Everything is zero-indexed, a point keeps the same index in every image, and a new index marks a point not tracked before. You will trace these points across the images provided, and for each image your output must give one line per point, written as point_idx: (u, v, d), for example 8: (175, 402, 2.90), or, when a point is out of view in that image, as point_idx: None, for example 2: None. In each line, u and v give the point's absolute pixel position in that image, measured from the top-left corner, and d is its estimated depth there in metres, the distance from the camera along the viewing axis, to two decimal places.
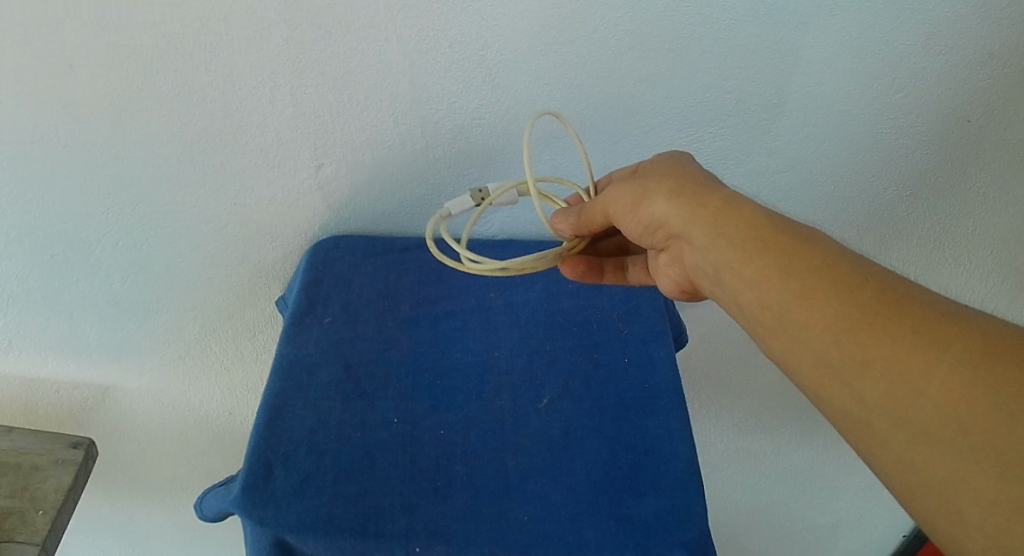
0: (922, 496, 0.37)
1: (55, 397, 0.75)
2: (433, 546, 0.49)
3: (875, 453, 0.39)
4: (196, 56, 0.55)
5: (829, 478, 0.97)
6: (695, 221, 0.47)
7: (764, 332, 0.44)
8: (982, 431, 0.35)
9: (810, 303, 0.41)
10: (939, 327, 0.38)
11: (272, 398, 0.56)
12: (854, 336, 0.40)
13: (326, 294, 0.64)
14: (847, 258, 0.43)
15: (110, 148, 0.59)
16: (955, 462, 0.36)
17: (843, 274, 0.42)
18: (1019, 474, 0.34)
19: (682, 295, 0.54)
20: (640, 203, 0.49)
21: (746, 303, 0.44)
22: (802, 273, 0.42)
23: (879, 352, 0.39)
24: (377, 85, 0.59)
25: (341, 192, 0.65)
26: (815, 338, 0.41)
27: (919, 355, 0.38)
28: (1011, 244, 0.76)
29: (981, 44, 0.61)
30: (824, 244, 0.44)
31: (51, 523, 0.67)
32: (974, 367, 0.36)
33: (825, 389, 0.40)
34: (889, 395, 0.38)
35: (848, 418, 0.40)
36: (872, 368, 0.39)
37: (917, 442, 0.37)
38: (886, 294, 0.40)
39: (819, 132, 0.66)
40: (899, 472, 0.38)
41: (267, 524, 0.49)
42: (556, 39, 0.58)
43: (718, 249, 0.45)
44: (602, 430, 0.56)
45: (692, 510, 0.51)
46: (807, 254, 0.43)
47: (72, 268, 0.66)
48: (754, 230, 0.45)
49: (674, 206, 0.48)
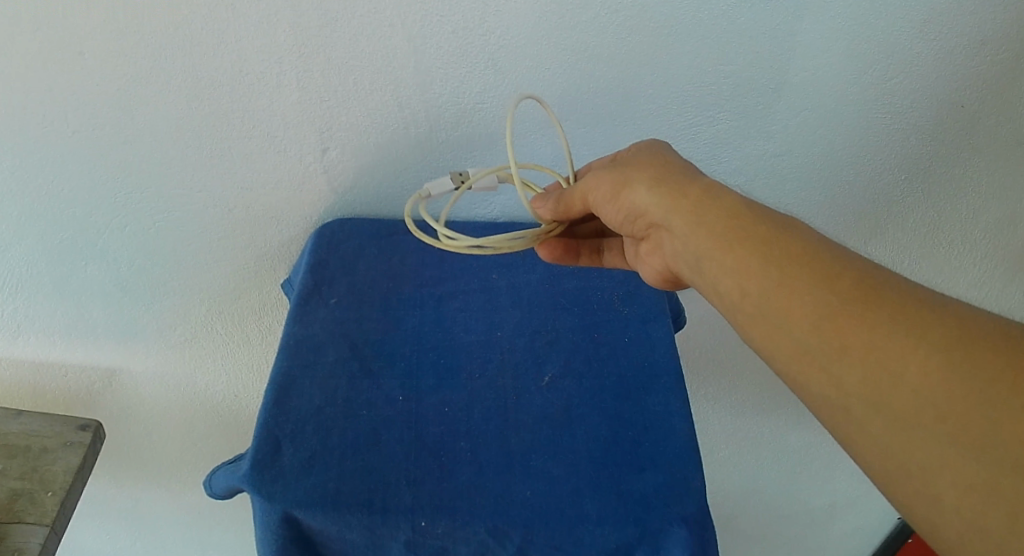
0: (898, 481, 0.37)
1: (63, 381, 0.77)
2: (438, 519, 0.50)
3: (854, 440, 0.39)
4: (204, 42, 0.56)
5: (825, 459, 0.98)
6: (676, 209, 0.48)
7: (744, 320, 0.45)
8: (958, 417, 0.36)
9: (788, 288, 0.43)
10: (914, 313, 0.39)
11: (279, 376, 0.57)
12: (831, 322, 0.40)
13: (331, 275, 0.65)
14: (825, 246, 0.44)
15: (119, 133, 0.60)
16: (934, 446, 0.36)
17: (821, 262, 0.43)
18: (997, 458, 0.34)
19: (664, 285, 0.55)
20: (621, 190, 0.51)
21: (726, 290, 0.45)
22: (781, 262, 0.44)
23: (855, 336, 0.40)
24: (382, 70, 0.60)
25: (345, 175, 0.66)
26: (793, 324, 0.42)
27: (894, 338, 0.39)
28: (1005, 228, 0.77)
29: (974, 31, 0.62)
30: (803, 233, 0.45)
31: (61, 503, 0.68)
32: (950, 352, 0.37)
33: (800, 374, 0.41)
34: (867, 382, 0.39)
35: (827, 405, 0.40)
36: (848, 353, 0.40)
37: (895, 428, 0.37)
38: (863, 280, 0.41)
39: (814, 117, 0.67)
40: (877, 457, 0.38)
41: (275, 499, 0.50)
42: (557, 25, 0.59)
43: (699, 236, 0.47)
44: (604, 407, 0.57)
45: (691, 485, 0.52)
46: (786, 243, 0.44)
47: (81, 251, 0.67)
48: (734, 218, 0.46)
49: (654, 194, 0.49)
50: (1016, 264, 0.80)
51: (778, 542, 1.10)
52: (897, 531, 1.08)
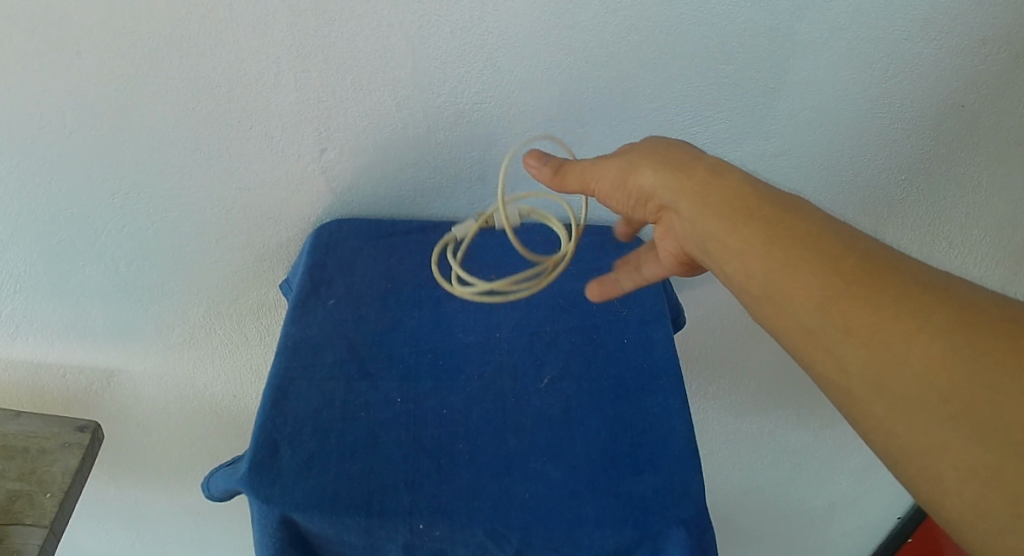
0: (902, 460, 0.38)
1: (62, 382, 0.76)
2: (436, 522, 0.50)
3: (859, 420, 0.40)
4: (201, 42, 0.56)
5: (826, 459, 0.98)
6: (684, 192, 0.47)
7: (750, 302, 0.44)
8: (962, 400, 0.36)
9: (792, 270, 0.42)
10: (917, 296, 0.39)
11: (277, 378, 0.57)
12: (835, 304, 0.40)
13: (329, 276, 0.65)
14: (830, 225, 0.43)
15: (116, 133, 0.60)
16: (936, 428, 0.37)
17: (824, 242, 0.42)
18: (998, 440, 0.35)
19: (678, 266, 0.55)
20: (628, 174, 0.50)
21: (731, 272, 0.45)
22: (785, 243, 0.43)
23: (860, 319, 0.39)
24: (381, 71, 0.59)
25: (343, 175, 0.66)
26: (798, 306, 0.41)
27: (898, 321, 0.38)
28: (1006, 227, 0.77)
29: (975, 30, 0.62)
30: (807, 212, 0.44)
31: (59, 505, 0.68)
32: (952, 336, 0.37)
33: (807, 354, 0.41)
34: (872, 364, 0.39)
35: (832, 386, 0.40)
36: (853, 336, 0.39)
37: (900, 410, 0.38)
38: (864, 261, 0.41)
39: (814, 116, 0.66)
40: (882, 437, 0.39)
41: (273, 502, 0.50)
42: (556, 24, 0.58)
43: (705, 218, 0.46)
44: (602, 409, 0.57)
45: (690, 487, 0.52)
46: (790, 223, 0.43)
47: (79, 252, 0.67)
48: (738, 200, 0.45)
49: (662, 177, 0.49)
50: (1017, 264, 0.80)
51: (778, 542, 1.10)
52: (896, 531, 1.08)
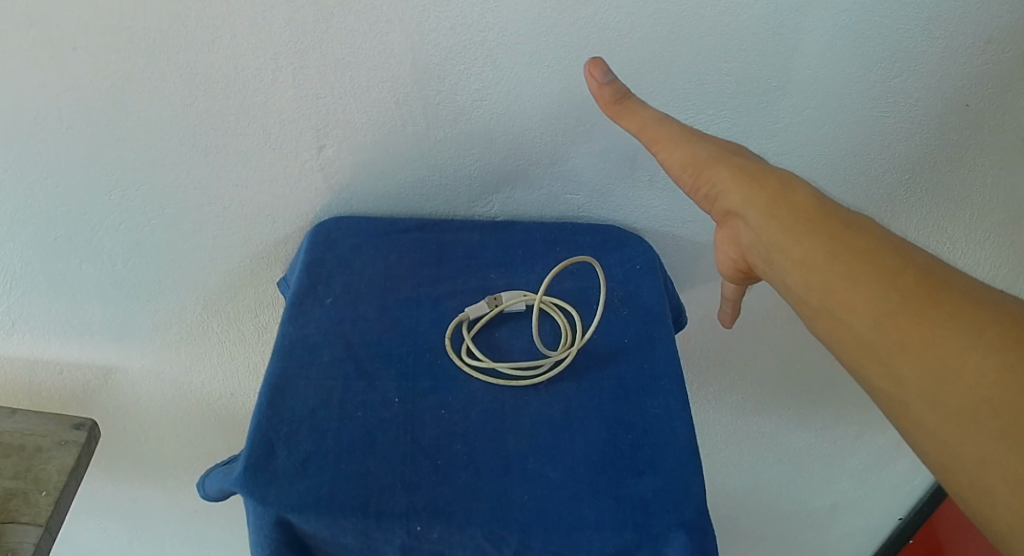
0: (951, 472, 0.39)
1: (58, 379, 0.76)
2: (434, 524, 0.49)
3: (912, 430, 0.41)
4: (198, 37, 0.55)
5: (827, 461, 0.98)
6: (753, 199, 0.49)
7: (809, 312, 0.46)
8: (1011, 415, 0.37)
9: (853, 284, 0.44)
10: (972, 313, 0.40)
11: (273, 377, 0.56)
12: (892, 318, 0.42)
13: (328, 274, 0.64)
14: (893, 244, 0.45)
15: (113, 129, 0.59)
16: (984, 444, 0.38)
17: (885, 259, 0.44)
18: None
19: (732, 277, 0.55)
20: (698, 169, 0.51)
21: (792, 282, 0.47)
22: (847, 257, 0.45)
23: (916, 334, 0.41)
24: (380, 67, 0.59)
25: (342, 173, 0.65)
26: (858, 317, 0.43)
27: (954, 336, 0.40)
28: (1010, 228, 0.76)
29: (981, 29, 0.61)
30: (872, 233, 0.46)
31: (54, 504, 0.67)
32: (1004, 352, 0.38)
33: (864, 366, 0.43)
34: (926, 377, 0.40)
35: (887, 397, 0.42)
36: (909, 349, 0.41)
37: (951, 421, 0.39)
38: (925, 279, 0.43)
39: (818, 115, 0.66)
40: (934, 448, 0.40)
41: (269, 503, 0.49)
42: (556, 21, 0.58)
43: (771, 228, 0.48)
44: (602, 410, 0.56)
45: (690, 489, 0.52)
46: (854, 240, 0.45)
47: (75, 249, 0.66)
48: (803, 214, 0.47)
49: (732, 179, 0.50)
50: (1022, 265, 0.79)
51: (778, 544, 1.10)
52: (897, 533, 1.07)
